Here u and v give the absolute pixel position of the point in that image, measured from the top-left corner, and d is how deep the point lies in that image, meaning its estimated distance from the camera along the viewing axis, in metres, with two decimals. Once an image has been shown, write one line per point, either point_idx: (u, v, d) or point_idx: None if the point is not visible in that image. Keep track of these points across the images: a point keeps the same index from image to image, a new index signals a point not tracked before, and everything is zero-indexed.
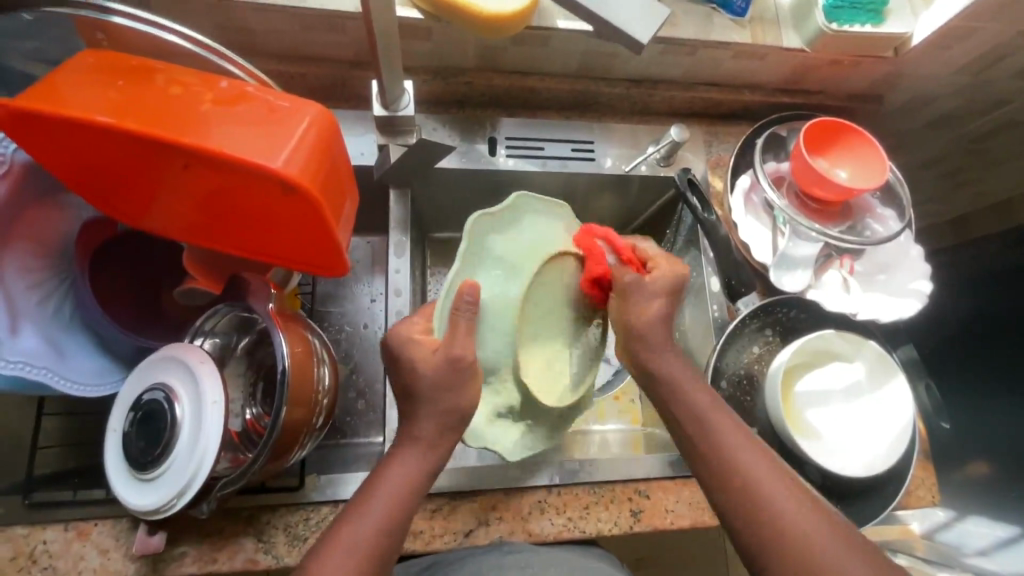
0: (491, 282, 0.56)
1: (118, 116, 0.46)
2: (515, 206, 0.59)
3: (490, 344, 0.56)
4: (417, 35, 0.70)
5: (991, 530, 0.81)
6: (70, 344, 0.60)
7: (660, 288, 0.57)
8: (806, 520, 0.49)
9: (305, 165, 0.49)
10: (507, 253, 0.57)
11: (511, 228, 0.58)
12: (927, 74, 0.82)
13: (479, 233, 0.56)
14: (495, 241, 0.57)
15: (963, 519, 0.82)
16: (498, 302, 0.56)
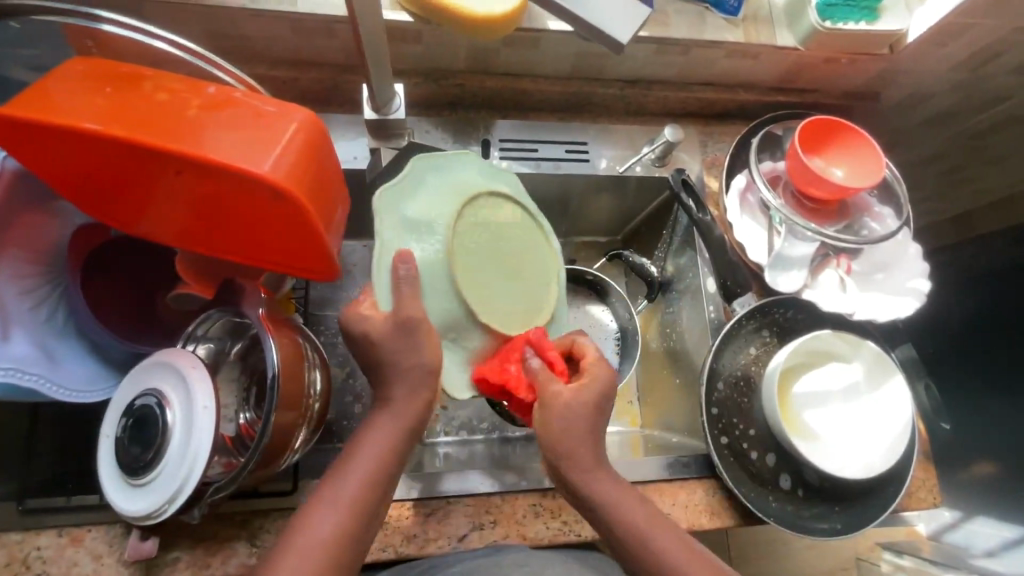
0: (419, 244, 0.57)
1: (105, 122, 0.46)
2: (413, 173, 0.60)
3: (437, 301, 0.57)
4: (407, 38, 0.70)
5: (997, 531, 0.87)
6: (63, 350, 0.60)
7: (585, 393, 0.56)
8: None
9: (292, 170, 0.49)
10: (421, 213, 0.58)
11: (416, 191, 0.60)
12: (923, 71, 0.81)
13: (388, 205, 0.58)
14: (406, 207, 0.58)
15: (970, 521, 0.90)
16: (432, 258, 0.57)
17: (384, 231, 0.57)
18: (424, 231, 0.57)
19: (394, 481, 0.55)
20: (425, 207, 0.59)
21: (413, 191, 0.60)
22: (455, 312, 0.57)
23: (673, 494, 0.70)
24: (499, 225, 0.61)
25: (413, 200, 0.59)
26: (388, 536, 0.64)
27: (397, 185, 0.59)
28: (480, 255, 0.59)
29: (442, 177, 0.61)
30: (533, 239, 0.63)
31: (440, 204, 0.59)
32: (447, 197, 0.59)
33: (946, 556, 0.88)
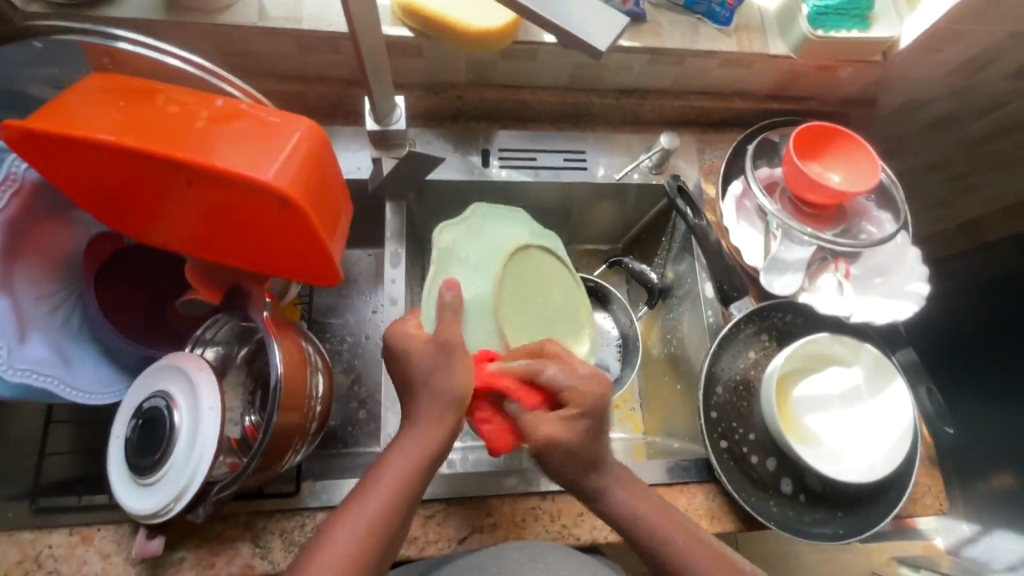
0: (469, 280, 0.67)
1: (118, 134, 0.48)
2: (476, 218, 0.72)
3: (474, 332, 0.64)
4: (408, 52, 0.72)
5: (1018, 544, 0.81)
6: (76, 353, 0.62)
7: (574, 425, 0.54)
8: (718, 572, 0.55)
9: (295, 178, 0.51)
10: (474, 256, 0.69)
11: (472, 236, 0.70)
12: (918, 78, 0.82)
13: (449, 242, 0.69)
14: (463, 248, 0.69)
15: (988, 533, 0.82)
16: (478, 293, 0.66)
17: (442, 264, 0.67)
18: (478, 269, 0.67)
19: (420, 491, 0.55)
20: (480, 250, 0.69)
21: (475, 232, 0.70)
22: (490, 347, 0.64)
23: (673, 498, 0.70)
24: (536, 284, 0.71)
25: (471, 239, 0.70)
26: None
27: (460, 225, 0.70)
28: (519, 303, 0.68)
29: (501, 229, 0.71)
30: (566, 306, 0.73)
31: (494, 250, 0.69)
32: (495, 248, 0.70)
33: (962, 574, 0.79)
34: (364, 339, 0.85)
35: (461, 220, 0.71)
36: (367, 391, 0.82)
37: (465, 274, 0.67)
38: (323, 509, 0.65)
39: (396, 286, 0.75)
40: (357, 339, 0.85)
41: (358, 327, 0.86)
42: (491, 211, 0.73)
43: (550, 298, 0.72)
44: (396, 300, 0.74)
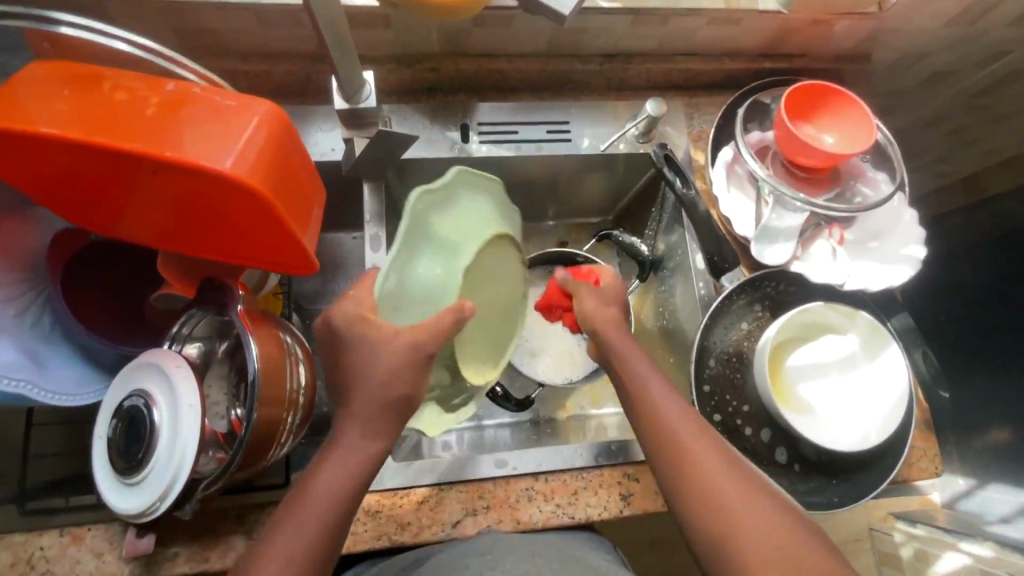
0: (431, 262, 0.54)
1: (63, 126, 0.45)
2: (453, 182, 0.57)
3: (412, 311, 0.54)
4: (376, 24, 0.68)
5: (1015, 496, 0.82)
6: (50, 355, 0.60)
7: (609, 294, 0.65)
8: (683, 428, 0.54)
9: (254, 165, 0.48)
10: (448, 234, 0.56)
11: (451, 207, 0.57)
12: (917, 28, 0.78)
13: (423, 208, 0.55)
14: (437, 219, 0.56)
15: (985, 486, 0.85)
16: (438, 273, 0.54)
17: (412, 232, 0.54)
18: (438, 261, 0.54)
19: None
20: (457, 232, 0.56)
21: (445, 200, 0.57)
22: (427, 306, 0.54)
23: None
24: (436, 283, 0.54)
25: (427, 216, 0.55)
26: (381, 524, 0.65)
27: (433, 195, 0.55)
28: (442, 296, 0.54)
29: (462, 176, 0.58)
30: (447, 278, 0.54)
31: (459, 230, 0.56)
32: (484, 215, 0.59)
33: (958, 526, 0.84)
34: None
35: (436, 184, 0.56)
36: None
37: (426, 258, 0.54)
38: None
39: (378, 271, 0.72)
40: None
41: None
42: (473, 181, 0.59)
43: (496, 239, 0.58)
44: None
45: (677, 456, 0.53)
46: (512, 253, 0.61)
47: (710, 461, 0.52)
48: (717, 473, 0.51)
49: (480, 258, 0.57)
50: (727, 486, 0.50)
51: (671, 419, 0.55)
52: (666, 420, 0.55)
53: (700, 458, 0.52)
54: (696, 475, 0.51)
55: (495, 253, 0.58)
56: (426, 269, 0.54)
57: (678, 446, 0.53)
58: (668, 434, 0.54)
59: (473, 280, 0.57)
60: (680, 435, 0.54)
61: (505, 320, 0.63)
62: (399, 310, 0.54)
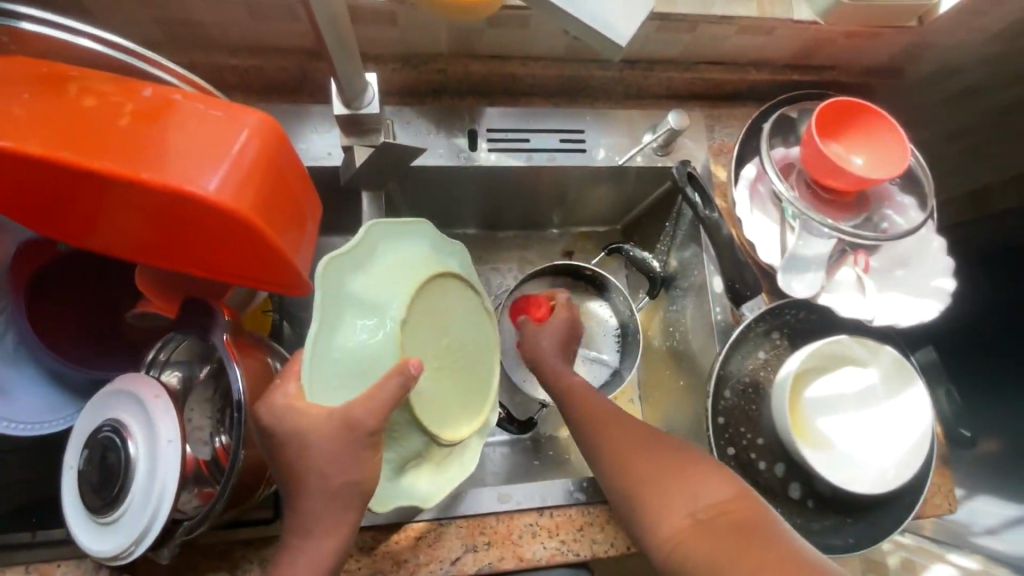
0: (357, 329, 0.49)
1: (19, 138, 0.39)
2: (367, 237, 0.53)
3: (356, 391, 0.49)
4: (380, 20, 0.62)
5: (1001, 509, 0.86)
6: (16, 380, 0.56)
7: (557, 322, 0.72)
8: (601, 419, 0.60)
9: (242, 187, 0.43)
10: (371, 293, 0.51)
11: (371, 265, 0.52)
12: (955, 43, 0.73)
13: (335, 274, 0.50)
14: (356, 281, 0.51)
15: (973, 497, 0.89)
16: (372, 341, 0.49)
17: (329, 299, 0.49)
18: (365, 325, 0.49)
19: None
20: (379, 290, 0.51)
21: (362, 259, 0.52)
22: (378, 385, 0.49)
23: None
24: (372, 350, 0.49)
25: (344, 281, 0.50)
26: (376, 562, 0.61)
27: (347, 257, 0.51)
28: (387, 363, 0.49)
29: (376, 230, 0.54)
30: (386, 343, 0.49)
31: (389, 285, 0.52)
32: (406, 263, 0.54)
33: (948, 537, 0.92)
34: None
35: (346, 244, 0.51)
36: None
37: (353, 326, 0.49)
38: None
39: None
40: None
41: None
42: (390, 232, 0.55)
43: (423, 284, 0.53)
44: None
45: (601, 446, 0.58)
46: (449, 296, 0.56)
47: (624, 447, 0.57)
48: (631, 454, 0.56)
49: (411, 308, 0.52)
50: (640, 464, 0.55)
51: (591, 410, 0.61)
52: (588, 416, 0.60)
53: (615, 446, 0.57)
54: (616, 459, 0.56)
55: (427, 297, 0.54)
56: (354, 340, 0.49)
57: (603, 439, 0.58)
58: (590, 429, 0.60)
59: (412, 335, 0.52)
60: (593, 428, 0.59)
61: (465, 368, 0.57)
62: (335, 390, 0.48)
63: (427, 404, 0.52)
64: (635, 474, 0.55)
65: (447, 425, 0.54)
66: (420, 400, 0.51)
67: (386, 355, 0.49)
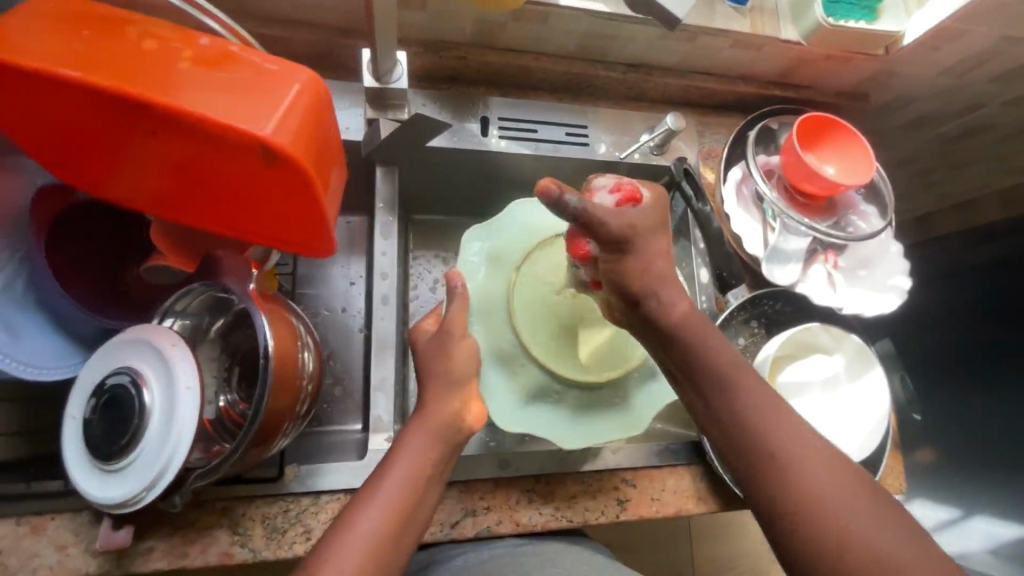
0: (485, 282, 0.66)
1: (86, 71, 0.41)
2: (508, 214, 0.69)
3: (484, 326, 0.64)
4: (411, 3, 0.66)
5: (935, 511, 1.00)
6: (24, 323, 0.56)
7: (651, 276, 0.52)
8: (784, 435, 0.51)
9: (297, 135, 0.45)
10: (504, 255, 0.67)
11: (506, 232, 0.69)
12: (913, 74, 0.83)
13: (477, 241, 0.68)
14: (493, 246, 0.68)
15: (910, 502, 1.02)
16: (493, 290, 0.66)
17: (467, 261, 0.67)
18: (490, 279, 0.66)
19: (439, 476, 0.53)
20: (507, 252, 0.68)
21: (501, 229, 0.69)
22: (498, 323, 0.64)
23: (663, 479, 0.72)
24: (492, 295, 0.65)
25: (491, 249, 0.68)
26: None
27: (486, 227, 0.68)
28: (501, 303, 0.65)
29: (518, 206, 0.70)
30: (500, 291, 0.66)
31: (517, 247, 0.68)
32: (528, 233, 0.68)
33: None
34: (341, 312, 0.81)
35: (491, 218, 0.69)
36: (342, 367, 0.78)
37: (486, 279, 0.66)
38: (309, 495, 0.61)
39: (386, 260, 0.70)
40: (333, 312, 0.80)
41: (336, 298, 0.81)
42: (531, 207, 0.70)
43: (543, 243, 0.66)
44: (385, 274, 0.70)
45: (782, 472, 0.50)
46: None
47: (811, 472, 0.49)
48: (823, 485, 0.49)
49: (527, 263, 0.65)
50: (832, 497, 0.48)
51: (765, 421, 0.52)
52: (767, 429, 0.51)
53: (800, 472, 0.49)
54: (795, 485, 0.49)
55: (548, 253, 0.65)
56: (485, 289, 0.66)
57: (785, 457, 0.50)
58: (765, 439, 0.51)
59: (526, 277, 0.64)
60: (776, 441, 0.51)
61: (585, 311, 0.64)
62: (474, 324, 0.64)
63: (540, 338, 0.63)
64: (830, 511, 0.48)
65: (563, 357, 0.62)
66: (530, 332, 0.62)
67: (500, 298, 0.65)
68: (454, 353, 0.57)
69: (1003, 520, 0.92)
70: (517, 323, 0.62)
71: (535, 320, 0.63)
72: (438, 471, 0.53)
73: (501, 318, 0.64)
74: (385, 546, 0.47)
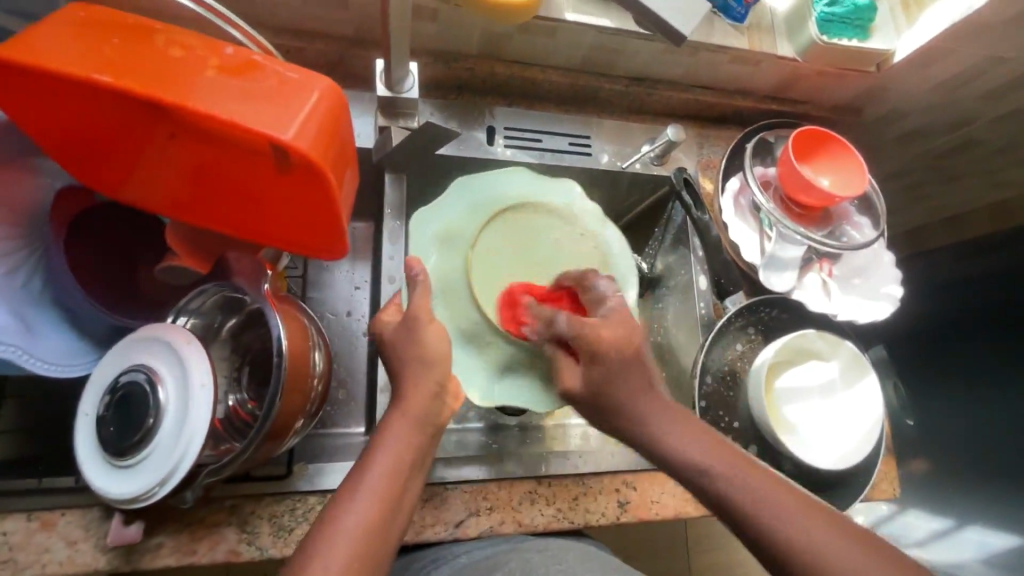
0: (441, 262, 0.66)
1: (116, 75, 0.42)
2: (459, 189, 0.69)
3: (446, 307, 0.64)
4: (423, 16, 0.68)
5: (927, 521, 0.97)
6: (39, 320, 0.57)
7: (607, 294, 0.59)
8: (765, 497, 0.50)
9: (316, 139, 0.47)
10: (454, 232, 0.67)
11: (456, 208, 0.68)
12: (904, 91, 0.86)
13: (429, 222, 0.67)
14: (445, 224, 0.67)
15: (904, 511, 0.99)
16: (451, 269, 0.65)
17: (420, 241, 0.66)
18: (445, 258, 0.66)
19: (416, 472, 0.54)
20: (456, 228, 0.67)
21: (452, 207, 0.68)
22: (459, 300, 0.64)
23: (662, 482, 0.73)
24: (448, 275, 0.65)
25: (445, 228, 0.67)
26: None
27: (436, 205, 0.68)
28: (458, 283, 0.65)
29: (464, 183, 0.69)
30: (455, 271, 0.65)
31: (469, 220, 0.68)
32: (483, 204, 0.69)
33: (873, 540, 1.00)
34: (346, 316, 0.82)
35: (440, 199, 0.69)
36: (347, 369, 0.79)
37: (441, 258, 0.66)
38: (316, 493, 0.62)
39: (394, 264, 0.72)
40: (338, 316, 0.82)
41: (342, 302, 0.82)
42: (477, 181, 0.70)
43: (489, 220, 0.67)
44: (393, 278, 0.72)
45: (779, 539, 0.48)
46: (525, 225, 0.68)
47: (806, 527, 0.47)
48: (820, 539, 0.47)
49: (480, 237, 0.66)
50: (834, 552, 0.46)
51: (744, 486, 0.51)
52: (747, 494, 0.50)
53: (796, 530, 0.47)
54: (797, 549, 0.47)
55: (496, 228, 0.67)
56: (440, 271, 0.65)
57: (769, 521, 0.49)
58: (747, 502, 0.50)
59: (479, 255, 0.66)
60: (757, 505, 0.49)
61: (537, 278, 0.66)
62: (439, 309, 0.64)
63: (500, 313, 0.63)
64: (837, 567, 0.45)
65: (527, 324, 0.63)
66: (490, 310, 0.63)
67: (453, 277, 0.65)
68: (426, 340, 0.56)
69: (995, 530, 0.90)
70: (480, 302, 0.63)
71: (493, 299, 0.64)
72: (416, 461, 0.54)
73: (462, 299, 0.64)
74: (375, 540, 0.48)
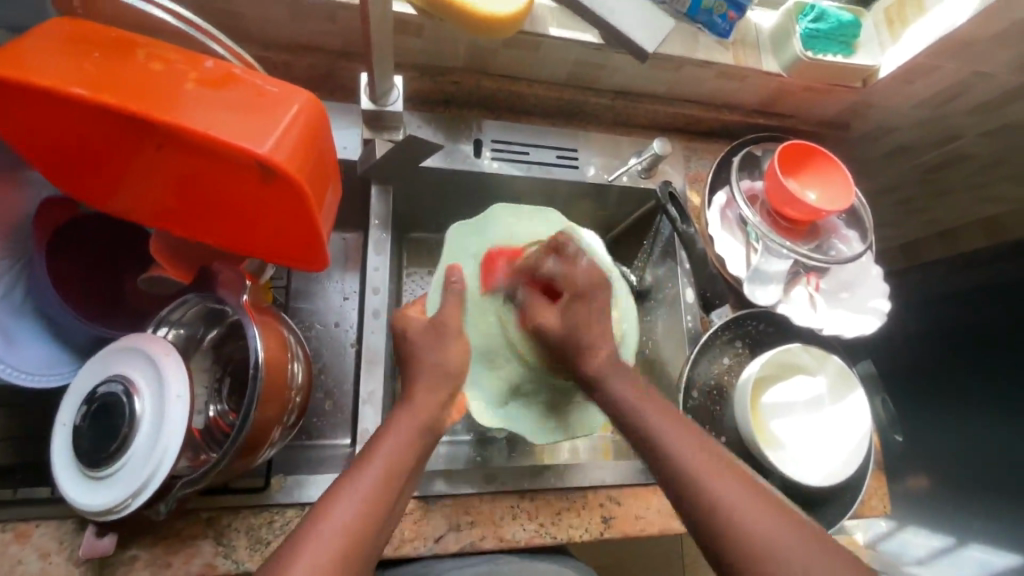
0: (472, 279, 0.65)
1: (95, 89, 0.43)
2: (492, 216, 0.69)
3: (476, 327, 0.63)
4: (408, 30, 0.69)
5: (928, 539, 0.97)
6: (21, 330, 0.59)
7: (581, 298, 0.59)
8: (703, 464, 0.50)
9: (293, 151, 0.47)
10: (485, 252, 0.67)
11: (488, 233, 0.69)
12: (891, 106, 0.87)
13: (459, 238, 0.68)
14: (474, 243, 0.68)
15: (903, 528, 1.01)
16: (481, 289, 0.65)
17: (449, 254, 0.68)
18: (479, 277, 0.65)
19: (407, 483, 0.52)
20: (492, 251, 0.67)
21: (487, 229, 0.69)
22: (490, 323, 0.63)
23: (648, 498, 0.72)
24: (479, 295, 0.64)
25: (479, 248, 0.67)
26: None
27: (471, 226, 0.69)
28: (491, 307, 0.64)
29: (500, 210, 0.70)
30: (491, 291, 0.65)
31: (500, 246, 0.67)
32: (516, 235, 0.68)
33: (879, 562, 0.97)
34: (334, 327, 0.82)
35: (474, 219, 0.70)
36: (333, 380, 0.79)
37: (475, 276, 0.65)
38: (293, 506, 0.62)
39: (379, 274, 0.72)
40: (326, 327, 0.82)
41: (329, 313, 0.82)
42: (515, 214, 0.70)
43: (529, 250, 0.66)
44: (377, 289, 0.71)
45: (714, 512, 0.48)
46: None
47: (738, 501, 0.47)
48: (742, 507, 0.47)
49: (515, 267, 0.65)
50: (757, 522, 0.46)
51: (681, 452, 0.51)
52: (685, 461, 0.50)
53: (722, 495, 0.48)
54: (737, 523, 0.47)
55: None
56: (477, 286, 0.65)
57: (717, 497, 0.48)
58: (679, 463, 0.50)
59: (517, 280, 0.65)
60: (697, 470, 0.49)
61: None
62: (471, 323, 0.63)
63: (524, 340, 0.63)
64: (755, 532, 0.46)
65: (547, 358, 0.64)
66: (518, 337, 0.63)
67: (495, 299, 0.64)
68: (423, 357, 0.56)
69: (997, 549, 0.89)
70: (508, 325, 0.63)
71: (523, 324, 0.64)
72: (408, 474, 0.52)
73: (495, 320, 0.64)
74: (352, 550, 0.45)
